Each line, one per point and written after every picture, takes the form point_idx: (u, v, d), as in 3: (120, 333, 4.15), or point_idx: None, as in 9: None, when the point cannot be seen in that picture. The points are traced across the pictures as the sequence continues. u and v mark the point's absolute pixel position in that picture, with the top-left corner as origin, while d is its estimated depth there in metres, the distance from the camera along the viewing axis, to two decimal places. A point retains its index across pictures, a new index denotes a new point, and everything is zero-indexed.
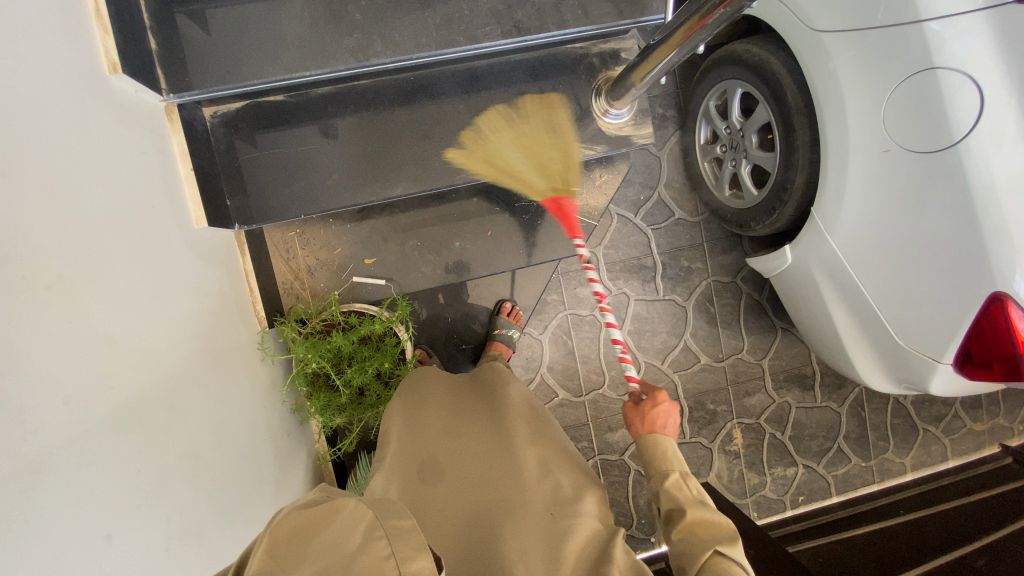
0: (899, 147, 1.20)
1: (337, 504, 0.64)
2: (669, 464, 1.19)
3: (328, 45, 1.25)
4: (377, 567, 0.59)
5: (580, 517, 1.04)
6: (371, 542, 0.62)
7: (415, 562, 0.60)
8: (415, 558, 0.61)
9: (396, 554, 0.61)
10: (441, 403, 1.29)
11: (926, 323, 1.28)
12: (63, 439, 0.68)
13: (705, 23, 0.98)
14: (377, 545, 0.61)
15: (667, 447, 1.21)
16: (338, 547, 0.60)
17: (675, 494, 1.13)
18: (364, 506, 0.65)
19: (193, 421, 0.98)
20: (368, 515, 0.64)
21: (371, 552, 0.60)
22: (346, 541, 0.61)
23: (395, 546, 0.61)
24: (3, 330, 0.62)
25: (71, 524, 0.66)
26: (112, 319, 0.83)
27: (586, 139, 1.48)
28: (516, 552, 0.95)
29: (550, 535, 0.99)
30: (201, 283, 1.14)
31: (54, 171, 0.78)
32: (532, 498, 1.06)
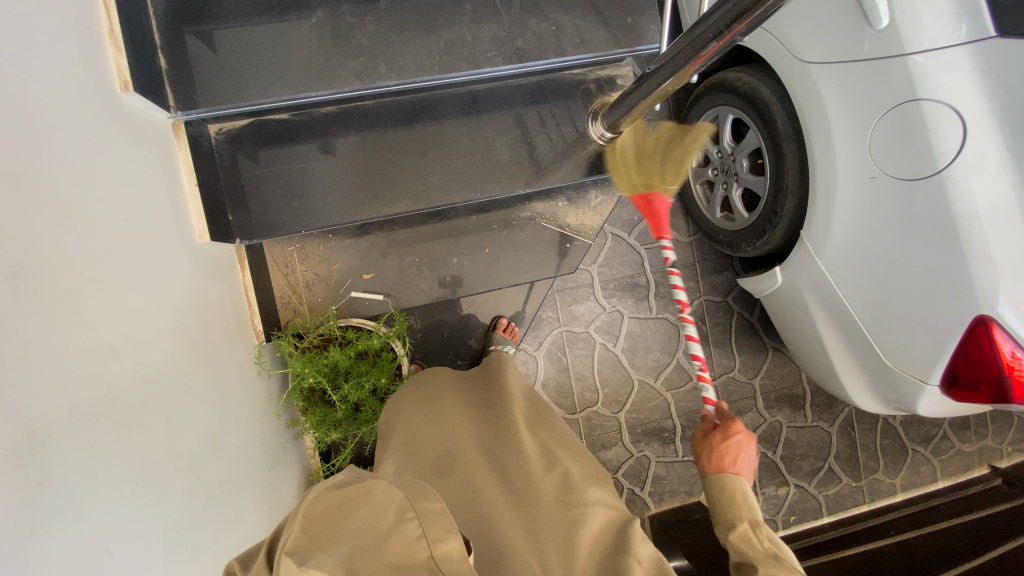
0: (884, 174, 1.25)
1: (368, 488, 0.72)
2: (738, 509, 1.13)
3: (334, 66, 1.27)
4: (410, 546, 0.69)
5: (590, 505, 1.04)
6: (403, 523, 0.70)
7: (447, 544, 0.69)
8: (445, 540, 0.70)
9: (426, 535, 0.70)
10: (451, 399, 1.30)
11: (912, 345, 1.32)
12: (67, 457, 0.69)
13: (698, 55, 1.03)
14: (410, 525, 0.70)
15: (734, 487, 1.15)
16: (372, 526, 0.70)
17: (743, 544, 1.09)
18: (393, 488, 0.73)
19: (191, 434, 0.98)
20: (399, 497, 0.72)
21: (405, 532, 0.69)
22: (379, 521, 0.71)
23: (425, 529, 0.70)
24: (12, 342, 0.63)
25: (70, 535, 0.67)
26: (116, 332, 0.83)
27: (582, 159, 1.52)
28: (530, 542, 0.95)
29: (562, 525, 0.99)
30: (201, 295, 1.15)
31: (67, 186, 0.80)
32: (544, 488, 1.06)
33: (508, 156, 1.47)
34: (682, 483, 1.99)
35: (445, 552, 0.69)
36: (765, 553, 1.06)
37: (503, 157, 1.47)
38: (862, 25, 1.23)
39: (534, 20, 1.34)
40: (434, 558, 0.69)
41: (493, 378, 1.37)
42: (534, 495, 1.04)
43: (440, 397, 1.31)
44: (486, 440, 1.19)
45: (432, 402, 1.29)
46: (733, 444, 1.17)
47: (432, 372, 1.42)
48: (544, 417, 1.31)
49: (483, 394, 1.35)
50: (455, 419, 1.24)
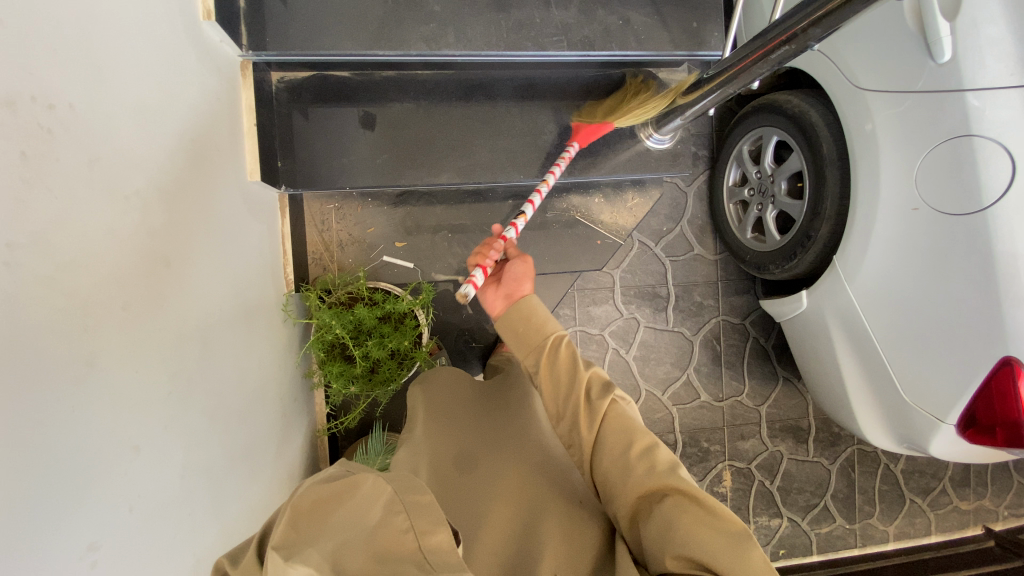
0: (927, 207, 1.25)
1: (357, 479, 0.62)
2: (542, 330, 1.15)
3: (402, 27, 1.24)
4: (397, 540, 0.61)
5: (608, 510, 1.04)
6: (392, 516, 0.62)
7: (435, 536, 0.61)
8: (434, 532, 0.62)
9: (415, 527, 0.62)
10: (473, 403, 1.29)
11: (932, 381, 1.33)
12: (117, 346, 0.70)
13: (767, 58, 1.04)
14: (397, 519, 0.62)
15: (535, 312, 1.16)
16: (359, 522, 0.60)
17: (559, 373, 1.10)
18: (382, 482, 0.64)
19: (219, 362, 0.99)
20: (387, 490, 0.64)
21: (391, 526, 0.62)
22: (366, 516, 0.61)
23: (413, 521, 0.62)
24: (75, 231, 0.64)
25: (108, 424, 0.68)
26: (170, 243, 0.85)
27: (627, 157, 1.54)
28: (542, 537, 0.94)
29: (579, 523, 0.99)
30: (245, 232, 1.17)
31: (146, 94, 0.82)
32: (557, 488, 1.05)
33: (555, 144, 1.49)
34: None
35: (434, 544, 0.61)
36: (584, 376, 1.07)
37: (550, 145, 1.49)
38: (924, 57, 1.23)
39: (603, 11, 1.31)
40: (422, 550, 0.61)
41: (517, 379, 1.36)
42: (547, 494, 1.03)
43: (462, 399, 1.30)
44: (503, 437, 1.17)
45: (450, 404, 1.28)
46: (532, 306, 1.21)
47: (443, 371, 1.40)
48: None
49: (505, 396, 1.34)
50: (471, 421, 1.23)
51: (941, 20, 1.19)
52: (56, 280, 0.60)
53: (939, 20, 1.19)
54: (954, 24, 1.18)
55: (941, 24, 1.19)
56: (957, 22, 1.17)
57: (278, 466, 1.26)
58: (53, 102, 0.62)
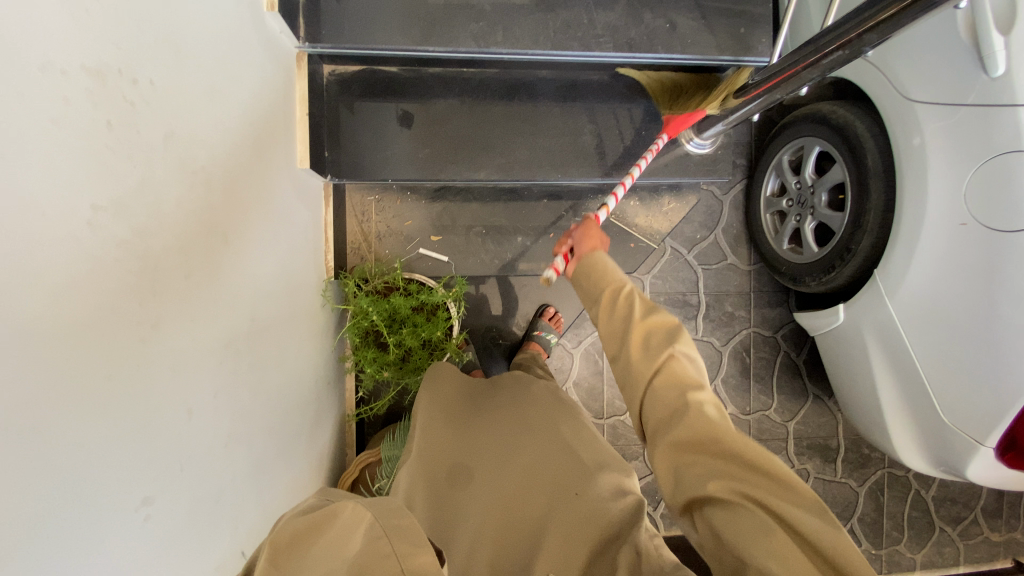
0: (977, 222, 1.22)
1: (335, 508, 0.58)
2: (607, 276, 1.09)
3: (452, 25, 1.26)
4: (377, 565, 0.55)
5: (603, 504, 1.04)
6: (374, 544, 0.57)
7: (418, 557, 0.56)
8: (417, 554, 0.56)
9: (397, 552, 0.56)
10: (467, 408, 1.31)
11: (974, 403, 1.29)
12: (176, 314, 0.73)
13: (818, 62, 1.03)
14: (380, 546, 0.56)
15: (603, 265, 1.11)
16: (339, 555, 0.55)
17: (620, 307, 1.04)
18: (362, 508, 0.59)
19: (263, 337, 1.03)
20: (368, 516, 0.59)
21: (374, 555, 0.56)
22: (345, 547, 0.56)
23: (395, 546, 0.56)
24: (149, 202, 0.68)
25: (168, 386, 0.72)
26: (228, 218, 0.89)
27: (666, 162, 1.54)
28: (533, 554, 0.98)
29: (569, 527, 1.01)
30: (292, 218, 1.22)
31: (214, 79, 0.86)
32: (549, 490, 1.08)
33: (594, 145, 1.51)
34: None
35: (416, 566, 0.55)
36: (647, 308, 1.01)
37: (589, 145, 1.51)
38: (977, 71, 1.21)
39: (651, 14, 1.32)
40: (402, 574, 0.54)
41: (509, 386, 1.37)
42: (540, 500, 1.07)
43: (455, 403, 1.32)
44: (495, 441, 1.18)
45: (444, 409, 1.29)
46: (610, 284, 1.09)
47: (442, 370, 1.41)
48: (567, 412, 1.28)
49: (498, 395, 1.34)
50: (462, 426, 1.24)
51: (995, 33, 1.16)
52: (131, 244, 0.64)
53: (993, 33, 1.16)
54: (1009, 38, 1.15)
55: (995, 37, 1.16)
56: (1013, 35, 1.14)
57: (310, 446, 1.30)
58: (136, 78, 0.66)
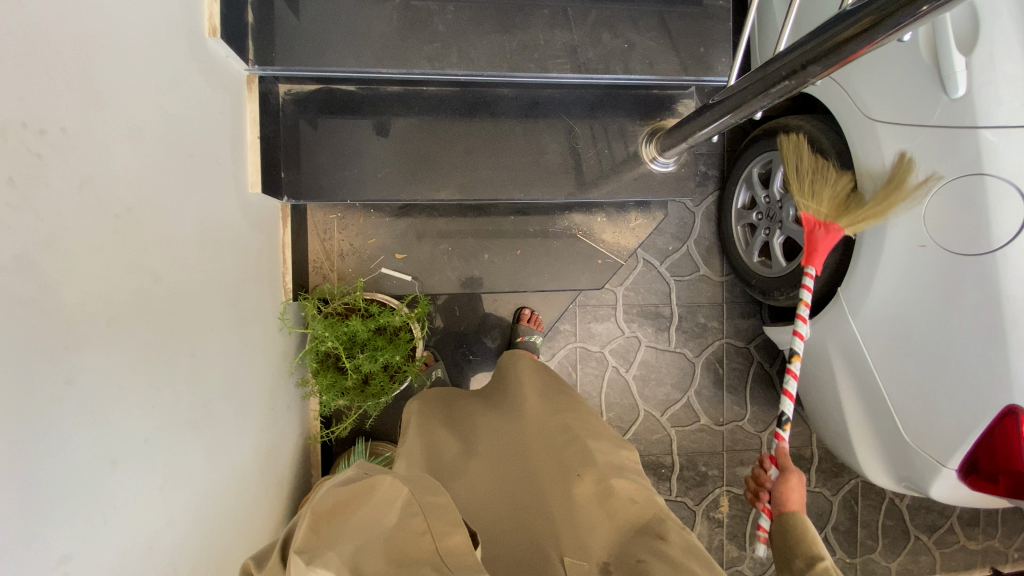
0: (935, 244, 1.22)
1: (374, 483, 0.77)
2: (812, 549, 1.12)
3: (407, 47, 1.24)
4: (415, 539, 0.76)
5: (608, 482, 1.13)
6: (408, 518, 0.77)
7: (452, 537, 0.76)
8: (449, 534, 0.76)
9: (432, 530, 0.77)
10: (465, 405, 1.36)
11: (936, 423, 1.28)
12: (96, 364, 0.71)
13: (766, 92, 1.01)
14: (415, 520, 0.77)
15: (808, 531, 1.16)
16: (376, 523, 0.76)
17: (797, 540, 1.15)
18: (398, 485, 0.78)
19: (208, 371, 1.00)
20: (405, 493, 0.78)
21: (410, 527, 0.76)
22: (382, 519, 0.77)
23: (430, 524, 0.77)
24: (62, 252, 0.66)
25: (88, 440, 0.70)
26: (161, 256, 0.87)
27: (630, 179, 1.53)
28: (549, 530, 1.05)
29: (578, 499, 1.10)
30: (243, 244, 1.19)
31: (144, 112, 0.84)
32: (556, 473, 1.14)
33: (557, 163, 1.49)
34: None
35: (449, 545, 0.76)
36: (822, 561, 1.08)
37: (553, 163, 1.49)
38: (937, 91, 1.20)
39: (609, 34, 1.30)
40: (438, 552, 0.75)
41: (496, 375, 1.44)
42: (548, 477, 1.13)
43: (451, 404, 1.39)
44: (496, 431, 1.23)
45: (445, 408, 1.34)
46: (790, 486, 1.24)
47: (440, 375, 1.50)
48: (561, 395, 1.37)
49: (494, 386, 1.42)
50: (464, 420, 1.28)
51: (955, 55, 1.16)
52: (39, 300, 0.62)
53: (953, 55, 1.16)
54: (969, 59, 1.14)
55: (956, 58, 1.15)
56: (973, 57, 1.14)
57: (266, 473, 1.28)
58: (45, 127, 0.64)
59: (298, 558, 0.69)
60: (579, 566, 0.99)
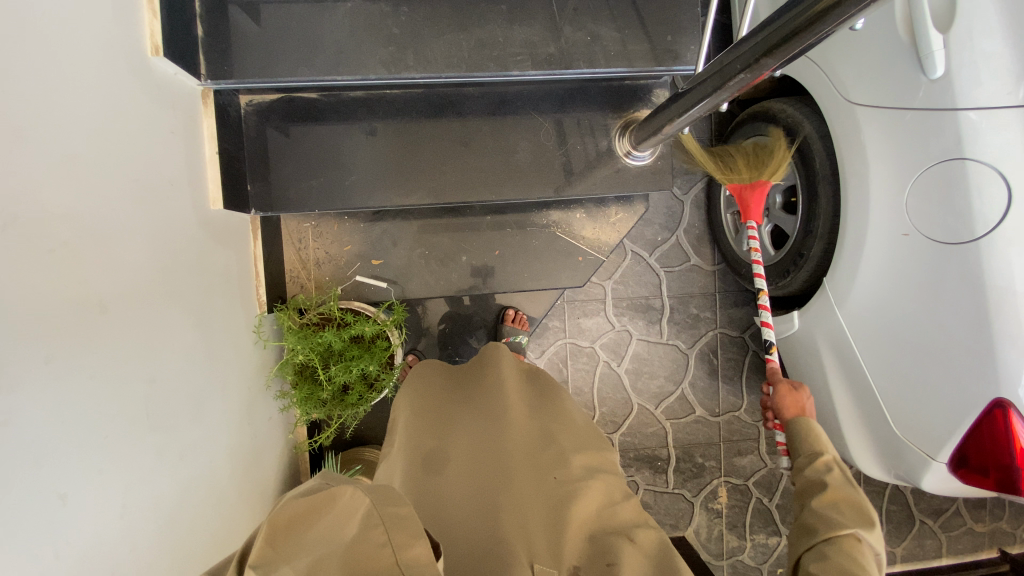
0: (918, 233, 1.16)
1: (335, 493, 0.69)
2: (821, 445, 1.21)
3: (363, 52, 1.22)
4: (373, 553, 0.66)
5: (584, 484, 1.08)
6: (369, 530, 0.68)
7: (412, 549, 0.67)
8: (411, 546, 0.67)
9: (392, 542, 0.67)
10: (448, 400, 1.32)
11: (924, 416, 1.24)
12: (37, 403, 0.71)
13: (726, 84, 0.96)
14: (376, 532, 0.68)
15: (816, 431, 1.24)
16: (334, 536, 0.67)
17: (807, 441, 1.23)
18: (360, 495, 0.70)
19: (171, 394, 1.01)
20: (366, 503, 0.70)
21: (370, 539, 0.67)
22: (341, 532, 0.68)
23: (391, 535, 0.67)
24: None
25: (32, 479, 0.70)
26: (107, 286, 0.86)
27: (606, 173, 1.49)
28: (518, 530, 0.98)
29: (552, 502, 1.05)
30: (207, 261, 1.19)
31: (77, 141, 0.82)
32: (531, 475, 1.09)
33: (528, 162, 1.46)
34: (668, 516, 2.05)
35: (411, 558, 0.66)
36: (831, 475, 1.15)
37: (524, 161, 1.45)
38: (915, 72, 1.14)
39: (571, 27, 1.25)
40: (398, 564, 0.65)
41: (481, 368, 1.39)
42: (523, 476, 1.08)
43: (434, 399, 1.33)
44: (475, 428, 1.19)
45: (427, 403, 1.30)
46: (791, 396, 1.32)
47: (424, 367, 1.44)
48: (543, 397, 1.36)
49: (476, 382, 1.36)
50: (442, 417, 1.26)
51: (933, 33, 1.09)
52: None
53: (931, 32, 1.09)
54: (948, 37, 1.08)
55: (933, 37, 1.09)
56: (952, 34, 1.07)
57: (246, 486, 1.28)
58: None
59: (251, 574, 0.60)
60: (548, 570, 0.90)
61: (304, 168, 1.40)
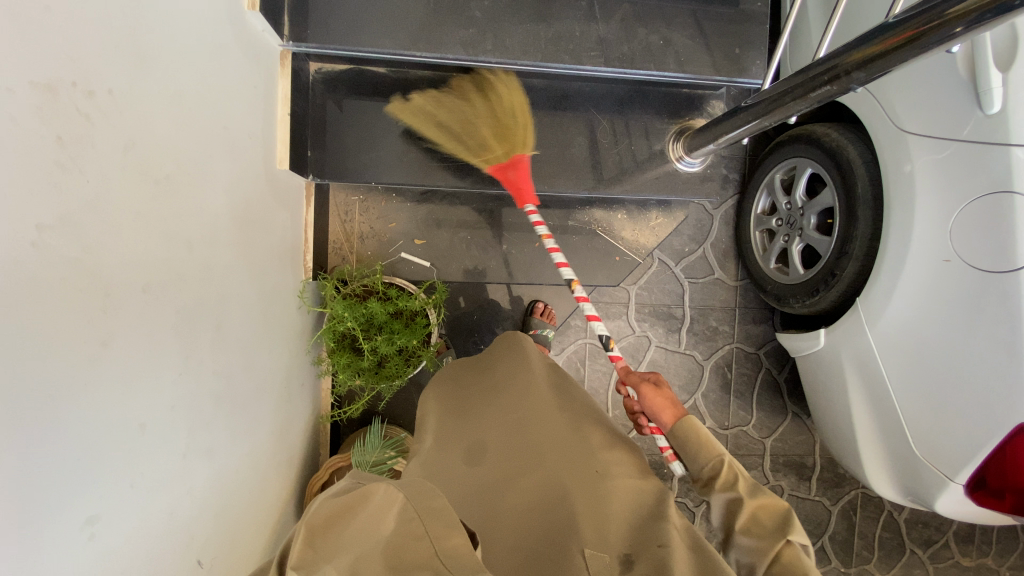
0: (960, 260, 1.21)
1: (369, 491, 0.69)
2: (710, 448, 1.10)
3: (442, 31, 1.24)
4: (412, 545, 0.65)
5: (620, 480, 1.07)
6: (407, 523, 0.67)
7: (451, 539, 0.66)
8: (449, 536, 0.66)
9: (430, 534, 0.66)
10: (474, 392, 1.30)
11: (947, 438, 1.28)
12: (131, 331, 0.71)
13: (808, 95, 1.00)
14: (413, 525, 0.67)
15: (699, 429, 1.14)
16: (374, 531, 0.66)
17: (696, 447, 1.11)
18: (394, 490, 0.70)
19: (230, 344, 1.01)
20: (399, 497, 0.70)
21: (408, 532, 0.66)
22: (381, 526, 0.67)
23: (428, 527, 0.67)
24: (103, 215, 0.65)
25: (119, 403, 0.70)
26: (194, 227, 0.87)
27: (655, 176, 1.52)
28: (562, 522, 0.96)
29: (595, 494, 1.02)
30: (269, 219, 1.19)
31: (183, 79, 0.83)
32: (570, 468, 1.06)
33: (582, 157, 1.48)
34: None
35: (450, 547, 0.65)
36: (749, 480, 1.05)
37: (578, 157, 1.48)
38: (973, 107, 1.18)
39: (645, 30, 1.30)
40: (437, 556, 0.64)
41: (502, 359, 1.36)
42: (561, 468, 1.06)
43: (460, 397, 1.31)
44: (507, 419, 1.17)
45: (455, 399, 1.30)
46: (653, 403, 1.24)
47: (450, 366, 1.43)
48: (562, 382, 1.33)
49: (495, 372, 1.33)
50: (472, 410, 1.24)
51: (993, 71, 1.13)
52: (81, 263, 0.62)
53: (991, 70, 1.14)
54: (1007, 76, 1.12)
55: (993, 75, 1.13)
56: (1011, 73, 1.11)
57: (278, 448, 1.28)
58: (93, 88, 0.64)
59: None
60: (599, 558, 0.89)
61: (363, 140, 1.41)
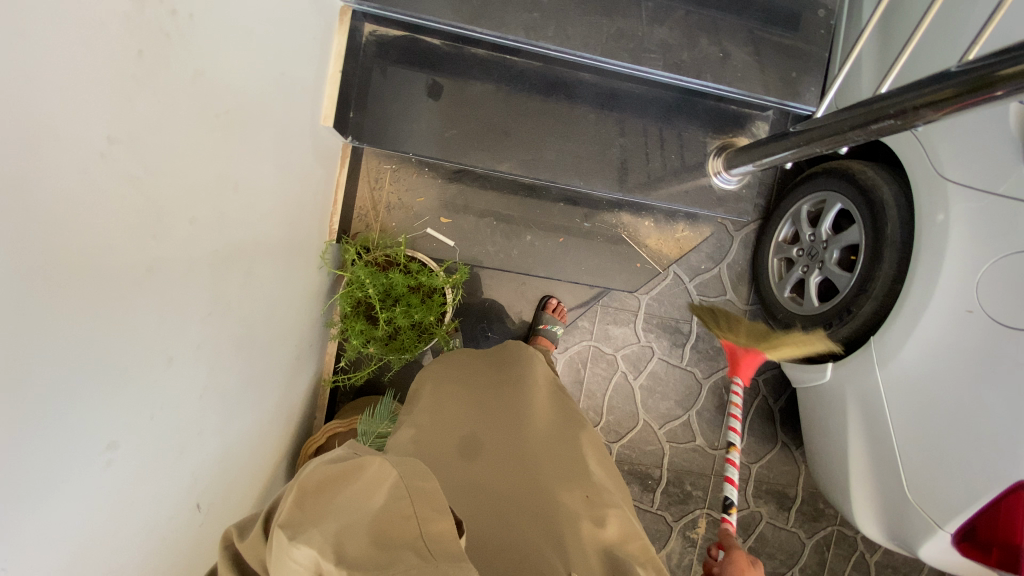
0: (983, 312, 1.22)
1: (363, 463, 0.66)
2: None
3: (505, 11, 1.23)
4: (399, 525, 0.63)
5: (609, 510, 1.06)
6: (396, 501, 0.65)
7: (438, 524, 0.64)
8: (437, 520, 0.64)
9: (418, 515, 0.64)
10: (476, 384, 1.26)
11: (942, 486, 1.30)
12: (174, 260, 0.70)
13: (867, 126, 0.98)
14: (402, 504, 0.64)
15: None
16: (363, 504, 0.64)
17: None
18: (388, 466, 0.67)
19: (256, 291, 0.99)
20: (392, 475, 0.66)
21: (396, 509, 0.64)
22: (369, 500, 0.64)
23: (417, 508, 0.64)
24: (166, 138, 0.64)
25: (152, 331, 0.68)
26: (241, 167, 0.85)
27: (690, 187, 1.52)
28: (550, 539, 0.95)
29: (584, 520, 1.02)
30: (306, 173, 1.18)
31: (254, 15, 0.82)
32: (563, 488, 1.06)
33: (620, 157, 1.47)
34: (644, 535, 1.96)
35: (435, 532, 0.63)
36: None
37: (617, 157, 1.48)
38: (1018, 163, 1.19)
39: (706, 40, 1.31)
40: (422, 538, 0.63)
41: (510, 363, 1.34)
42: (555, 485, 1.05)
43: (461, 383, 1.27)
44: (509, 422, 1.15)
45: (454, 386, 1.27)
46: None
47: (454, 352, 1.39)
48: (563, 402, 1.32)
49: (500, 375, 1.31)
50: (472, 402, 1.21)
51: None
52: (141, 183, 0.61)
53: None
54: None
55: None
56: None
57: (279, 404, 1.26)
58: (176, 9, 0.62)
59: (280, 535, 0.61)
60: None
61: (407, 109, 1.40)
